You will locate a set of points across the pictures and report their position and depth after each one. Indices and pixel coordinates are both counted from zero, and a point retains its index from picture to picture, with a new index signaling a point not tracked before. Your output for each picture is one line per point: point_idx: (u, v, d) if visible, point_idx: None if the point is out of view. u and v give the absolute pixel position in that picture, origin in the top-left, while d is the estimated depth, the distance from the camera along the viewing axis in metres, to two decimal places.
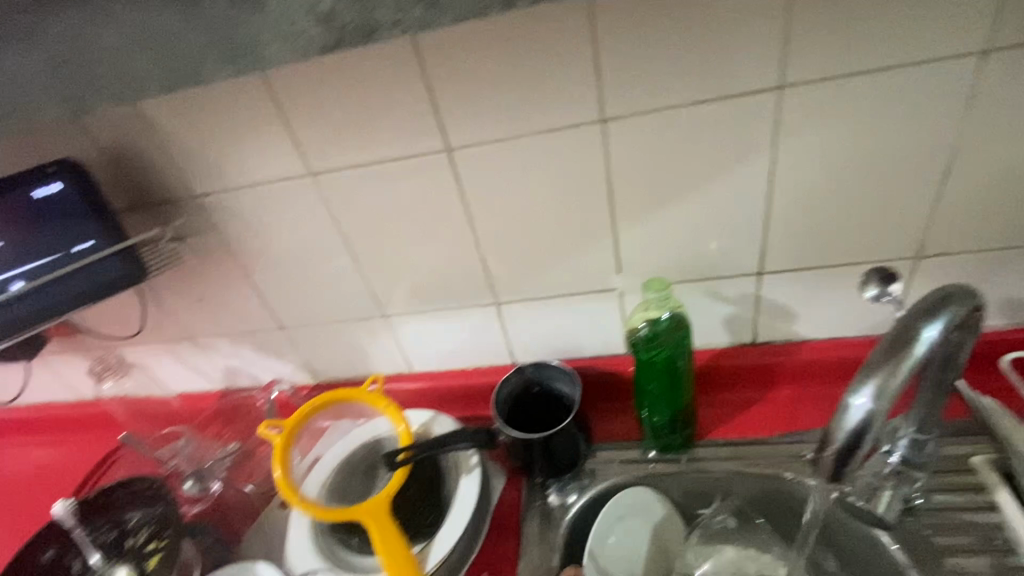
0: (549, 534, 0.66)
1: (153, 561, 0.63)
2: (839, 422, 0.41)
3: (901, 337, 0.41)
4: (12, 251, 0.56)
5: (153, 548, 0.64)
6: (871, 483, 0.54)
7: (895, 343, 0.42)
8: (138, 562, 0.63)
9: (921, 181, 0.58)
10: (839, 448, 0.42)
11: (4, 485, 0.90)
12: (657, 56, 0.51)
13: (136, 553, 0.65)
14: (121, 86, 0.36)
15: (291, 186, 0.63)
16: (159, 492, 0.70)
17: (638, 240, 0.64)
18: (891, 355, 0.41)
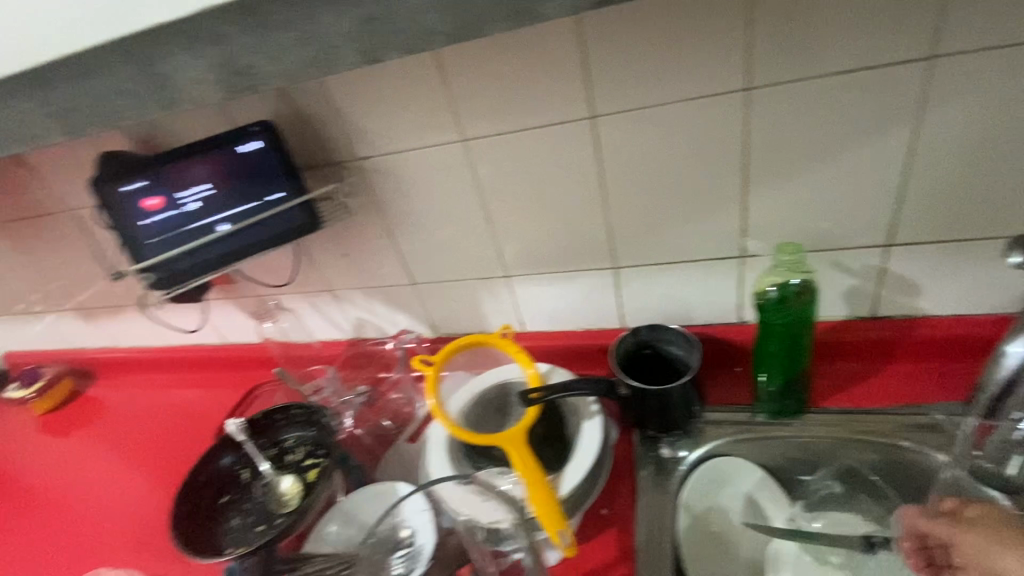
0: (664, 482, 0.70)
1: (312, 473, 0.74)
2: (999, 367, 0.55)
3: None
4: (222, 198, 0.66)
5: (311, 465, 0.75)
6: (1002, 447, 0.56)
7: None
8: (302, 474, 0.75)
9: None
10: (995, 389, 0.55)
11: (185, 415, 1.10)
12: (808, 29, 0.54)
13: (298, 466, 0.76)
14: (375, 46, 0.34)
15: (444, 151, 0.71)
16: (312, 417, 0.80)
17: (765, 209, 0.67)
18: None
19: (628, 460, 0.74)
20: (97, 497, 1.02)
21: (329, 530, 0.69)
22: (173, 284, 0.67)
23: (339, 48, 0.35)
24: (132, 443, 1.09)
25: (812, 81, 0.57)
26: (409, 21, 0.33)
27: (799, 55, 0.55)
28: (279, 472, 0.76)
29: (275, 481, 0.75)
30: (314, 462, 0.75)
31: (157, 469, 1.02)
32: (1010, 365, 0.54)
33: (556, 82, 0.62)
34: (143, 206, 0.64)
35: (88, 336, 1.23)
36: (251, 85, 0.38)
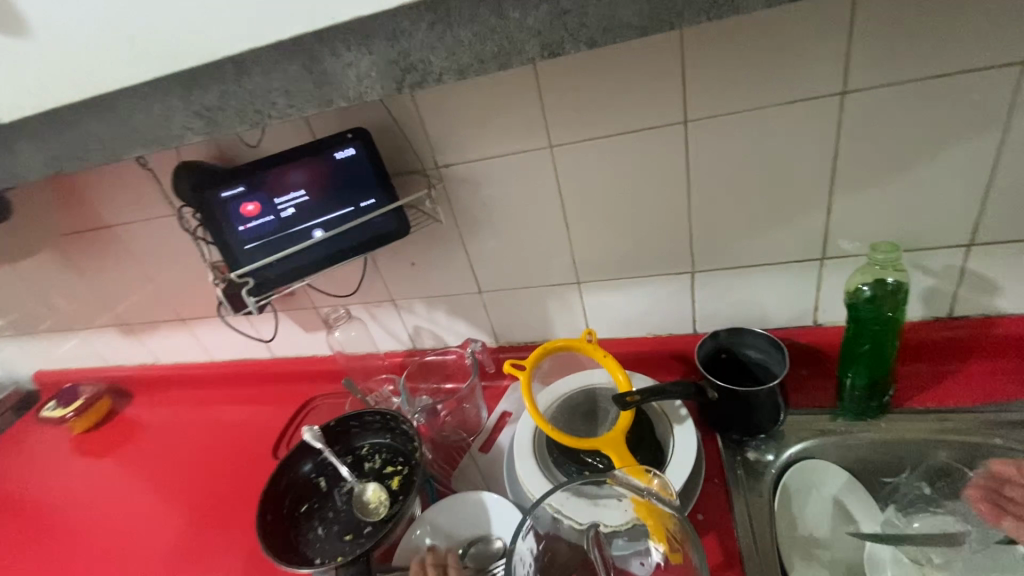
0: (756, 484, 0.70)
1: (395, 481, 0.73)
2: None
3: None
4: (316, 204, 0.66)
5: (392, 472, 0.74)
6: None
7: None
8: (383, 480, 0.74)
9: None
10: None
11: (230, 432, 1.06)
12: (908, 33, 0.56)
13: (378, 473, 0.75)
14: (563, 37, 0.35)
15: (529, 156, 0.72)
16: (387, 424, 0.78)
17: (849, 210, 0.68)
18: None
19: (715, 465, 0.73)
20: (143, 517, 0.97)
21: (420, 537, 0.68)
22: (265, 290, 0.67)
23: (522, 43, 0.36)
24: (177, 461, 1.05)
25: (907, 84, 0.59)
26: (602, 13, 0.34)
27: (896, 60, 0.57)
28: (359, 479, 0.75)
29: (356, 488, 0.74)
30: (395, 470, 0.75)
31: (207, 486, 0.98)
32: None
33: (652, 89, 0.64)
34: (241, 212, 0.65)
35: (128, 352, 1.21)
36: (421, 80, 0.39)
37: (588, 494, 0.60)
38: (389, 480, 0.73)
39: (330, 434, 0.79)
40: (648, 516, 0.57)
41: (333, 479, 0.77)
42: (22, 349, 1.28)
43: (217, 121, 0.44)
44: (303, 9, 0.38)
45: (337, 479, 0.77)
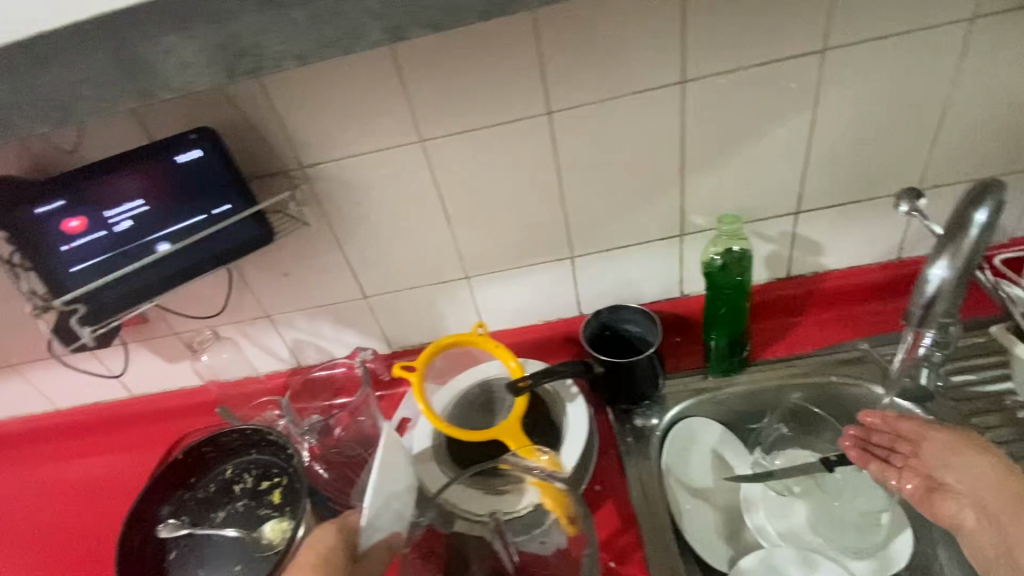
0: (645, 448, 0.75)
1: (276, 495, 0.68)
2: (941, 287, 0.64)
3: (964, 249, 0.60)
4: (157, 216, 0.59)
5: (269, 487, 0.69)
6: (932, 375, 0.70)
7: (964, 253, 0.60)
8: (261, 498, 0.68)
9: (935, 124, 0.70)
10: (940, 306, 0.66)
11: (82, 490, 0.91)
12: (729, 26, 0.62)
13: (251, 493, 0.69)
14: (406, 21, 0.35)
15: (400, 151, 0.70)
16: (248, 441, 0.72)
17: (700, 188, 0.75)
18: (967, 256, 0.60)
19: (606, 436, 0.77)
20: None
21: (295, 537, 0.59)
22: (105, 317, 0.59)
23: (364, 27, 0.35)
24: (17, 533, 0.88)
25: (734, 72, 0.66)
26: None
27: (722, 50, 0.64)
28: (231, 505, 0.68)
29: (233, 515, 0.67)
30: (272, 483, 0.69)
31: (58, 558, 0.83)
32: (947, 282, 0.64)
33: (513, 79, 0.65)
34: (62, 229, 0.56)
35: None
36: (256, 66, 0.36)
37: (484, 484, 0.63)
38: (267, 496, 0.68)
39: (181, 468, 0.70)
40: (550, 496, 0.60)
41: (197, 514, 0.68)
42: None
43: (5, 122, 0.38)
44: None
45: (202, 513, 0.68)
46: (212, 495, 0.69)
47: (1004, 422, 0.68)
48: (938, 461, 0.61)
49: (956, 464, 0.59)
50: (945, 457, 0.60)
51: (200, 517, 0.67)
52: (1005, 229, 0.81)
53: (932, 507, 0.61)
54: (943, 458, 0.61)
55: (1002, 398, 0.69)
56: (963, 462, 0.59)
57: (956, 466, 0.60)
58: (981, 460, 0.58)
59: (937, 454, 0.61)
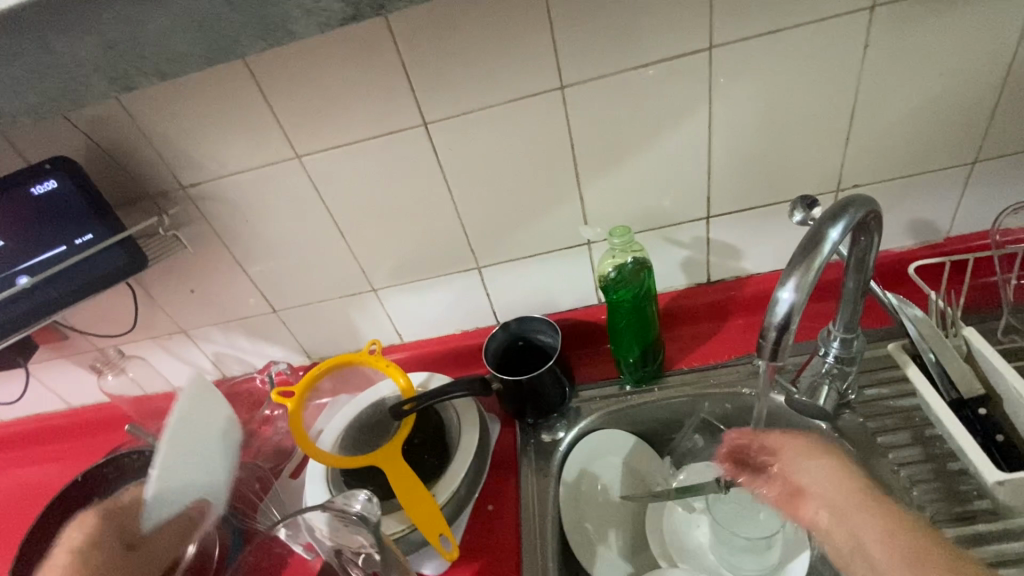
0: (545, 466, 0.74)
1: None
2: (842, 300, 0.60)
3: (858, 263, 0.55)
4: (15, 250, 0.58)
5: None
6: (841, 393, 0.65)
7: (858, 268, 0.55)
8: None
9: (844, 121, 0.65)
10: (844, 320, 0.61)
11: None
12: (601, 29, 0.59)
13: None
14: (125, 70, 0.32)
15: (280, 168, 0.68)
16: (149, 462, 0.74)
17: (598, 196, 0.72)
18: (861, 272, 0.56)
19: (511, 451, 0.76)
20: None
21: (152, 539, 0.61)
22: None
23: (85, 79, 0.33)
24: None
25: (615, 76, 0.62)
26: (154, 45, 0.31)
27: (600, 51, 0.60)
28: None
29: None
30: None
31: None
32: (846, 298, 0.59)
33: (382, 91, 0.62)
34: None
35: None
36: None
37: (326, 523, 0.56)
38: None
39: (80, 491, 0.72)
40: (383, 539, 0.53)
41: None
42: None
43: None
44: None
45: None
46: None
47: (910, 441, 0.63)
48: (794, 462, 0.58)
49: (809, 465, 0.57)
50: (800, 460, 0.58)
51: None
52: (940, 228, 0.75)
53: (794, 511, 0.58)
54: (797, 460, 0.58)
55: (910, 414, 0.65)
56: (815, 463, 0.57)
57: (809, 466, 0.57)
58: (830, 461, 0.56)
59: (791, 457, 0.59)
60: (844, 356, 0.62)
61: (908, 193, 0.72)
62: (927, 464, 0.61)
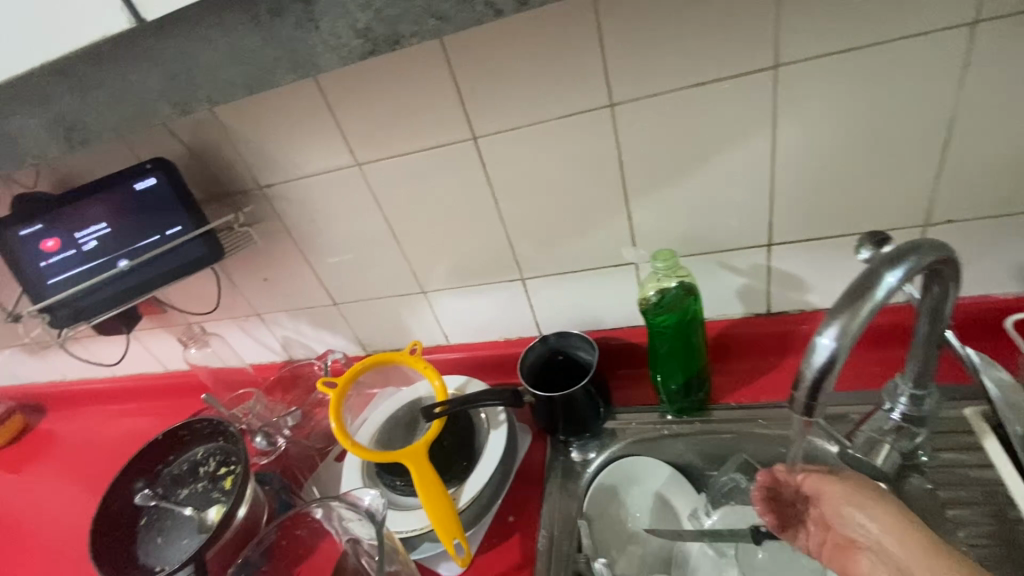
0: (570, 485, 0.72)
1: (228, 481, 0.77)
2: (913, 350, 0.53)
3: (937, 312, 0.49)
4: (119, 238, 0.68)
5: (225, 473, 0.78)
6: (905, 451, 0.58)
7: (934, 316, 0.49)
8: (218, 482, 0.78)
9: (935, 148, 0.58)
10: (913, 374, 0.54)
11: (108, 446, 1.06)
12: (656, 46, 0.57)
13: (209, 476, 0.79)
14: (184, 94, 0.36)
15: (339, 175, 0.73)
16: (216, 429, 0.83)
17: (647, 215, 0.69)
18: (936, 321, 0.49)
19: (539, 466, 0.76)
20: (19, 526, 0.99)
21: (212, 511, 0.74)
22: (79, 319, 0.68)
23: (153, 103, 0.37)
24: (70, 475, 1.05)
25: (669, 94, 0.60)
26: (208, 76, 0.35)
27: (654, 69, 0.58)
28: (193, 485, 0.78)
29: (193, 494, 0.77)
30: (228, 470, 0.78)
31: (86, 495, 1.00)
32: (918, 348, 0.52)
33: (435, 106, 0.65)
34: (41, 249, 0.66)
35: (31, 369, 1.20)
36: (87, 139, 0.40)
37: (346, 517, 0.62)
38: (222, 481, 0.78)
39: (161, 447, 0.83)
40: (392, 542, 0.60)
41: (169, 488, 0.80)
42: None
43: None
44: None
45: (173, 489, 0.79)
46: (184, 473, 0.81)
47: (987, 522, 0.56)
48: (855, 521, 0.52)
49: (885, 535, 0.50)
50: (862, 521, 0.52)
51: (170, 493, 0.79)
52: None
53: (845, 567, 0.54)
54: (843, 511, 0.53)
55: (993, 489, 0.57)
56: (880, 524, 0.50)
57: (870, 523, 0.51)
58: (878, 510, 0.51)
59: (835, 508, 0.54)
60: (912, 416, 0.56)
61: (1015, 233, 0.62)
62: (997, 548, 0.55)
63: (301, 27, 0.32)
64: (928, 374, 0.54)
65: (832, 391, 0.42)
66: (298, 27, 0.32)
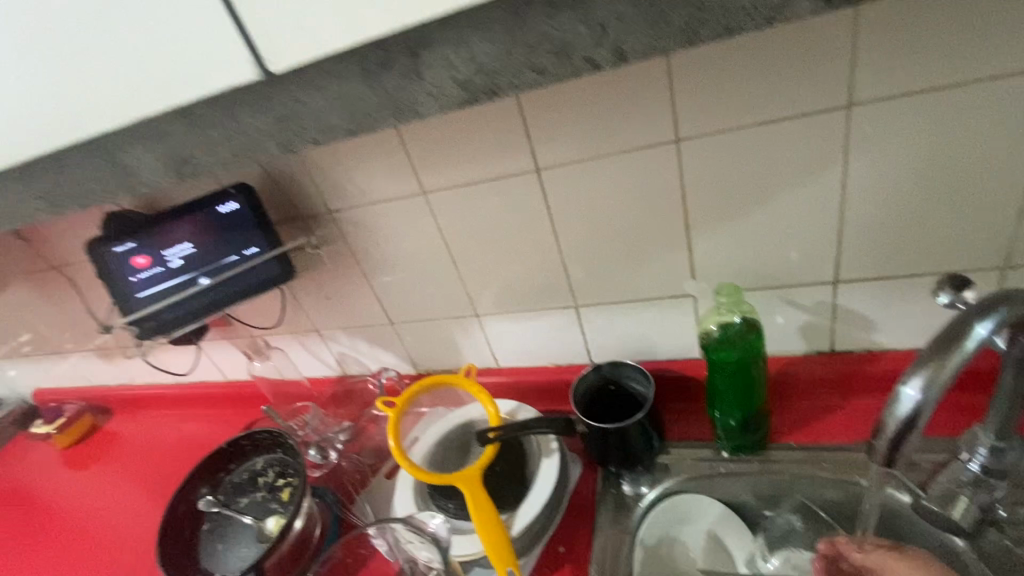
0: (623, 518, 0.71)
1: (286, 493, 0.80)
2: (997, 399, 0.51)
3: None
4: (202, 257, 0.72)
5: (283, 485, 0.81)
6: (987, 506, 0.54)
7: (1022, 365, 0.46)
8: (276, 493, 0.80)
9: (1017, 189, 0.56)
10: (997, 424, 0.52)
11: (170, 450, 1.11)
12: (725, 84, 0.57)
13: (268, 487, 0.82)
14: (289, 135, 0.39)
15: (405, 202, 0.76)
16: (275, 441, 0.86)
17: (707, 248, 0.69)
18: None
19: (589, 497, 0.75)
20: (86, 523, 1.04)
21: (271, 522, 0.77)
22: (161, 331, 0.74)
23: (259, 141, 0.40)
24: (133, 477, 1.10)
25: (736, 131, 0.60)
26: (314, 119, 0.38)
27: (722, 106, 0.58)
28: (252, 495, 0.81)
29: (253, 503, 0.80)
30: (285, 482, 0.81)
31: (147, 498, 1.04)
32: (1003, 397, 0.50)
33: (502, 139, 0.67)
34: (132, 265, 0.71)
35: (102, 372, 1.28)
36: (195, 173, 0.43)
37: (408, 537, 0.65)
38: (280, 492, 0.80)
39: (223, 456, 0.87)
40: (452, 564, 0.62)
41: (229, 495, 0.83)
42: (15, 372, 1.37)
43: (55, 205, 0.49)
44: (69, 118, 0.41)
45: (234, 497, 0.82)
46: (244, 481, 0.84)
47: None
48: None
49: None
50: None
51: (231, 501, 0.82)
52: None
53: None
54: None
55: None
56: None
57: None
58: None
59: None
60: (993, 469, 0.53)
61: None
62: None
63: (406, 77, 0.34)
64: (1013, 426, 0.51)
65: (916, 442, 0.41)
66: (403, 77, 0.34)
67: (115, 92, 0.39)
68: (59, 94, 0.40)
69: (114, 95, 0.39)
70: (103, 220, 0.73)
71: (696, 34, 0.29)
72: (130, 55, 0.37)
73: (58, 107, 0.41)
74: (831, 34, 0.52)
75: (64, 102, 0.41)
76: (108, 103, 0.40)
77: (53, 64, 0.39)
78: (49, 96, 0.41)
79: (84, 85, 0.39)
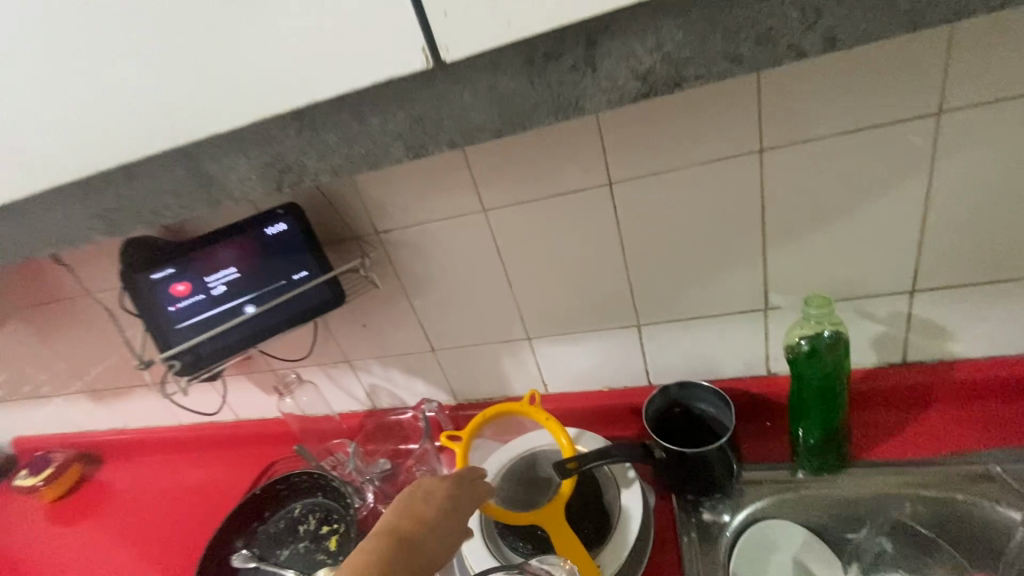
0: (709, 549, 0.68)
1: (333, 541, 0.72)
2: None
3: None
4: (247, 282, 0.67)
5: (328, 532, 0.74)
6: None
7: None
8: (320, 542, 0.73)
9: None
10: None
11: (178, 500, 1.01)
12: (814, 93, 0.57)
13: (311, 535, 0.75)
14: (423, 137, 0.35)
15: (463, 221, 0.72)
16: (314, 484, 0.79)
17: (782, 260, 0.68)
18: None
19: (667, 528, 0.71)
20: None
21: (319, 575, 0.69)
22: (199, 367, 0.66)
23: (386, 145, 0.36)
24: (136, 532, 0.99)
25: (821, 140, 0.59)
26: (457, 118, 0.34)
27: (809, 115, 0.58)
28: (294, 544, 0.74)
29: (297, 554, 0.73)
30: (330, 528, 0.75)
31: (155, 556, 0.93)
32: None
33: (575, 152, 0.65)
34: (170, 293, 0.65)
35: (94, 416, 1.16)
36: (300, 182, 0.39)
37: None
38: (326, 541, 0.73)
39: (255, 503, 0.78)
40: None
41: (266, 547, 0.75)
42: None
43: (118, 223, 0.44)
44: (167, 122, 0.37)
45: (273, 548, 0.74)
46: (281, 530, 0.76)
47: None
48: None
49: None
50: None
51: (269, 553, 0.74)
52: None
53: None
54: None
55: None
56: None
57: None
58: None
59: None
60: None
61: None
62: None
63: (577, 70, 0.31)
64: None
65: None
66: (574, 70, 0.31)
67: (227, 94, 0.35)
68: (159, 92, 0.36)
69: (224, 94, 0.35)
70: (135, 248, 0.67)
71: (919, 21, 0.27)
72: (253, 51, 0.33)
73: (157, 109, 0.37)
74: (924, 43, 0.53)
75: (163, 101, 0.36)
76: (215, 104, 0.36)
77: (160, 58, 0.35)
78: (146, 96, 0.36)
79: (191, 84, 0.35)
